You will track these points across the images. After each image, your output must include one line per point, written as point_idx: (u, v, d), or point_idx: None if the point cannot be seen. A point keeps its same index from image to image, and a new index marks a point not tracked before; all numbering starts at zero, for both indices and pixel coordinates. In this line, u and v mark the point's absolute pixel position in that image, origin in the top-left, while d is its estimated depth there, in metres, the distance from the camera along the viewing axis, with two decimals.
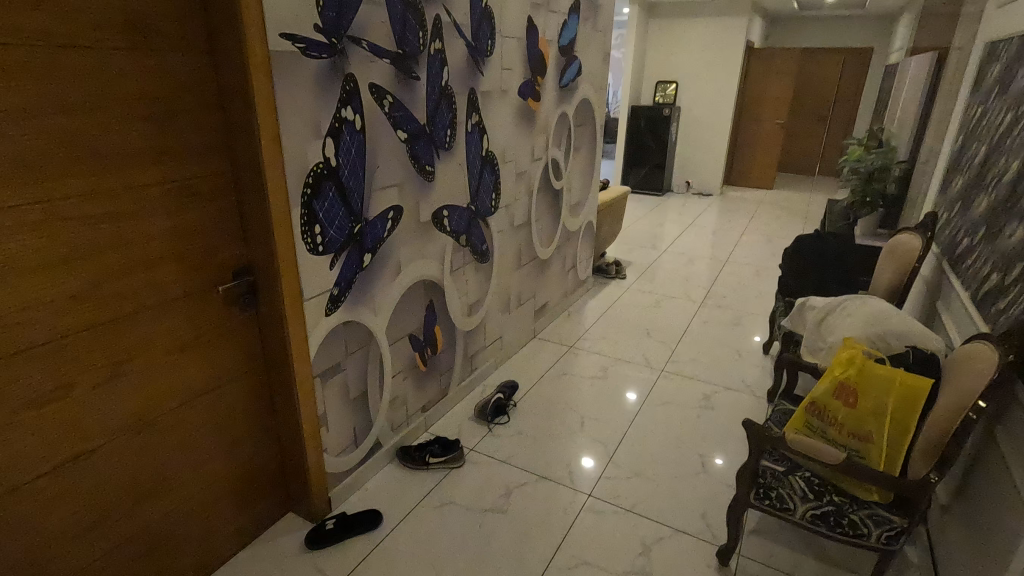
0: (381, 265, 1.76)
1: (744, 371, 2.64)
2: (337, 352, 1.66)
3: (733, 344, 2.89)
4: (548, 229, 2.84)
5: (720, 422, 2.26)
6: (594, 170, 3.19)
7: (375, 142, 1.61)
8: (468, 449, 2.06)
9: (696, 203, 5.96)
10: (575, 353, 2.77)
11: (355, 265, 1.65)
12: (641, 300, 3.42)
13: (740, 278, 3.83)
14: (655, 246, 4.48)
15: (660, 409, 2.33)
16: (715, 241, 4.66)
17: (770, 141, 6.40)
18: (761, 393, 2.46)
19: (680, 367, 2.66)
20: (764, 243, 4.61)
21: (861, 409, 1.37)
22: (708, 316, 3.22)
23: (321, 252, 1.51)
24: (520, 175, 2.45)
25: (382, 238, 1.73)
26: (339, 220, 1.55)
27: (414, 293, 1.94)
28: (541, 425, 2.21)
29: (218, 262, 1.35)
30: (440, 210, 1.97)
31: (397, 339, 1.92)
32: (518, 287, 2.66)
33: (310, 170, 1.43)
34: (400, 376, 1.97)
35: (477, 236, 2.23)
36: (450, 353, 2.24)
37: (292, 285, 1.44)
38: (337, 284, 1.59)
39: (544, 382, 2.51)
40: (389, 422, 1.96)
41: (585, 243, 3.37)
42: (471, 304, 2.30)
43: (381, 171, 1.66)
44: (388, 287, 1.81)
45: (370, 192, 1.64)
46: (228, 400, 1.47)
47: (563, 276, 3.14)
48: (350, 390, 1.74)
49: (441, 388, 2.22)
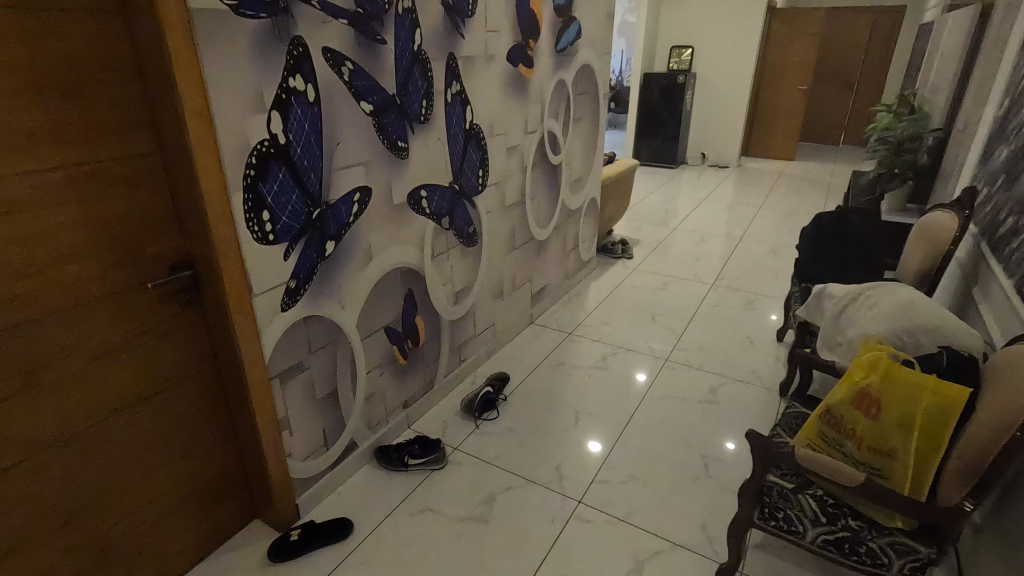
0: (349, 254, 1.59)
1: (756, 361, 2.44)
2: (300, 349, 1.51)
3: (745, 330, 2.69)
4: (545, 208, 2.64)
5: (727, 418, 2.08)
6: (596, 143, 2.97)
7: (333, 116, 1.43)
8: (452, 449, 1.92)
9: (711, 175, 5.68)
10: (573, 340, 2.60)
11: (316, 254, 1.48)
12: (648, 282, 3.22)
13: (755, 258, 3.60)
14: (666, 223, 4.25)
15: (662, 403, 2.16)
16: (729, 217, 4.41)
17: (791, 108, 6.05)
18: (773, 386, 2.27)
19: (686, 356, 2.48)
20: (782, 219, 4.35)
21: (884, 422, 1.18)
22: (719, 299, 3.01)
23: (271, 242, 1.35)
24: (512, 150, 2.25)
25: (347, 223, 1.56)
26: (294, 205, 1.38)
27: (389, 282, 1.78)
28: (532, 421, 2.06)
29: (150, 255, 1.20)
30: (417, 190, 1.79)
31: (371, 333, 1.76)
32: (512, 271, 2.48)
33: (253, 148, 1.26)
34: (376, 372, 1.82)
35: (462, 217, 2.04)
36: (434, 344, 2.08)
37: (238, 279, 1.28)
38: (295, 277, 1.43)
39: (539, 373, 2.35)
40: (365, 420, 1.82)
41: (588, 221, 3.16)
42: (457, 291, 2.13)
43: (342, 148, 1.48)
44: (357, 278, 1.64)
45: (329, 173, 1.46)
46: (172, 408, 1.34)
47: (562, 257, 2.95)
48: (316, 389, 1.60)
49: (424, 382, 2.07)
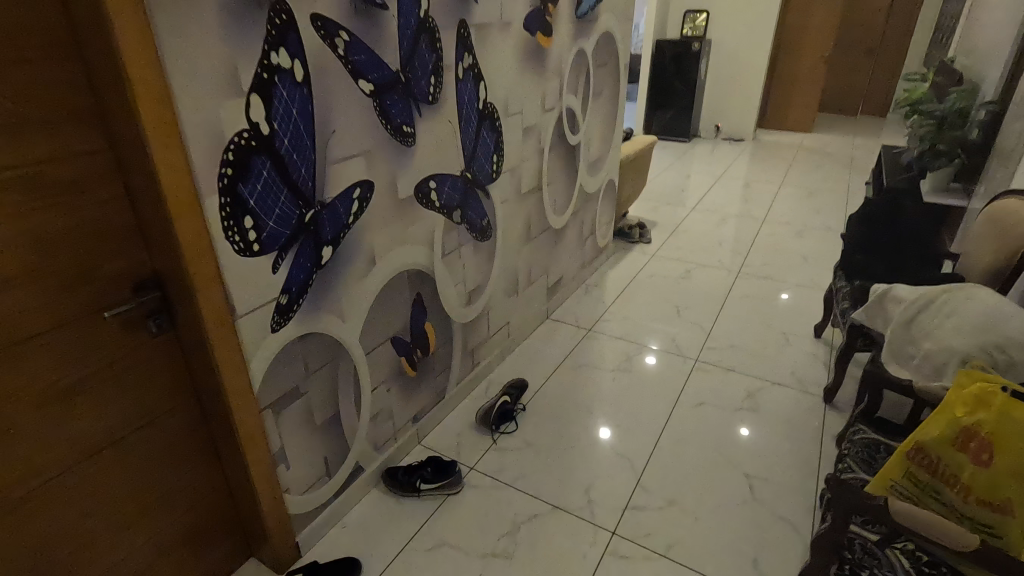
0: (349, 259, 1.37)
1: (793, 361, 2.25)
2: (295, 374, 1.30)
3: (778, 325, 2.49)
4: (562, 194, 2.40)
5: (768, 429, 1.89)
6: (616, 120, 2.71)
7: (325, 98, 1.19)
8: (468, 469, 1.73)
9: (726, 150, 5.40)
10: (593, 338, 2.40)
11: (310, 263, 1.26)
12: (669, 270, 3.00)
13: (781, 241, 3.37)
14: (683, 203, 4.00)
15: (695, 411, 1.97)
16: (749, 196, 4.16)
17: (811, 78, 5.73)
18: (816, 390, 2.08)
19: (717, 356, 2.28)
20: (805, 198, 4.10)
21: (997, 471, 0.99)
22: (746, 289, 2.80)
23: (256, 253, 1.13)
24: (528, 131, 2.00)
25: (346, 224, 1.33)
26: (283, 208, 1.16)
27: (395, 288, 1.56)
28: (555, 435, 1.87)
29: (108, 276, 0.98)
30: (425, 181, 1.56)
31: (376, 346, 1.55)
32: (527, 264, 2.26)
33: (230, 140, 1.02)
34: (383, 387, 1.62)
35: (474, 210, 1.81)
36: (445, 351, 1.88)
37: (215, 301, 1.07)
38: (287, 291, 1.22)
39: (559, 376, 2.15)
40: (371, 441, 1.63)
41: (605, 205, 2.92)
42: (470, 291, 1.91)
43: (337, 137, 1.24)
44: (358, 287, 1.42)
45: (323, 166, 1.23)
46: (147, 450, 1.14)
47: (579, 246, 2.73)
48: (315, 416, 1.40)
49: (435, 392, 1.87)
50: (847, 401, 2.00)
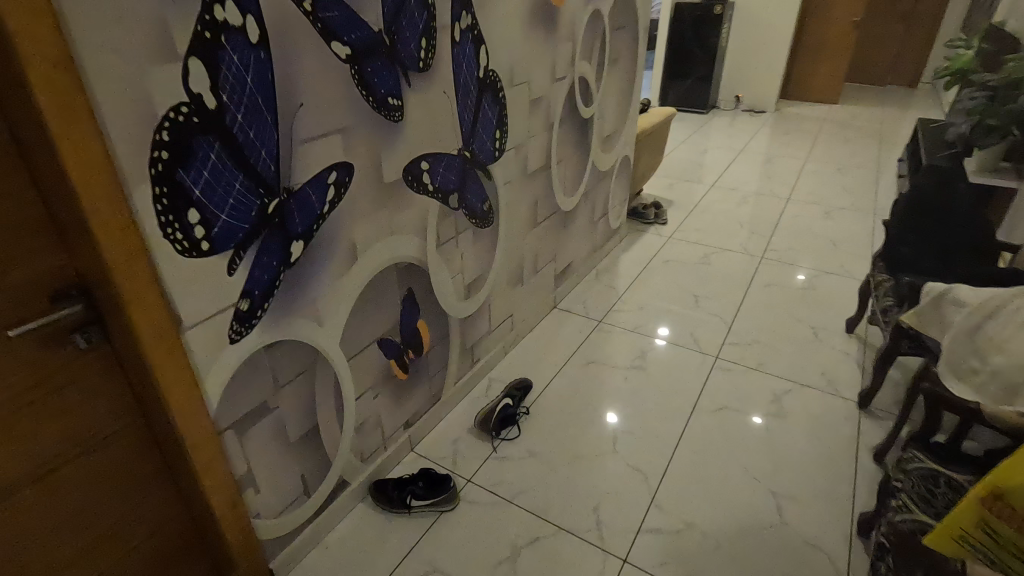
0: (325, 254, 1.18)
1: (823, 360, 2.05)
2: (263, 388, 1.13)
3: (806, 318, 2.29)
4: (572, 172, 2.18)
5: (797, 439, 1.71)
6: (633, 90, 2.46)
7: (289, 64, 0.98)
8: (465, 481, 1.57)
9: (747, 122, 5.10)
10: (604, 331, 2.21)
11: (277, 262, 1.07)
12: (686, 255, 2.78)
13: (807, 223, 3.13)
14: (701, 180, 3.75)
15: (717, 416, 1.79)
16: (771, 173, 3.90)
17: (840, 45, 5.36)
18: (849, 393, 1.89)
19: (740, 353, 2.09)
20: (832, 175, 3.84)
21: None
22: (770, 277, 2.59)
23: (206, 252, 0.94)
24: (535, 103, 1.78)
25: (321, 214, 1.14)
26: (238, 197, 0.96)
27: (381, 284, 1.38)
28: (561, 442, 1.70)
29: (16, 283, 0.80)
30: (417, 162, 1.35)
31: (360, 350, 1.38)
32: (532, 251, 2.07)
33: (163, 116, 0.82)
34: (369, 394, 1.45)
35: (474, 193, 1.60)
36: (441, 349, 1.70)
37: (152, 314, 0.89)
38: (248, 295, 1.03)
39: (567, 374, 1.98)
40: (357, 452, 1.47)
41: (619, 183, 2.70)
42: (468, 284, 1.73)
43: (305, 111, 1.04)
44: (337, 285, 1.24)
45: (289, 146, 1.03)
46: (86, 478, 0.98)
47: (589, 228, 2.52)
48: (289, 432, 1.23)
49: (430, 395, 1.70)
50: (885, 408, 1.81)
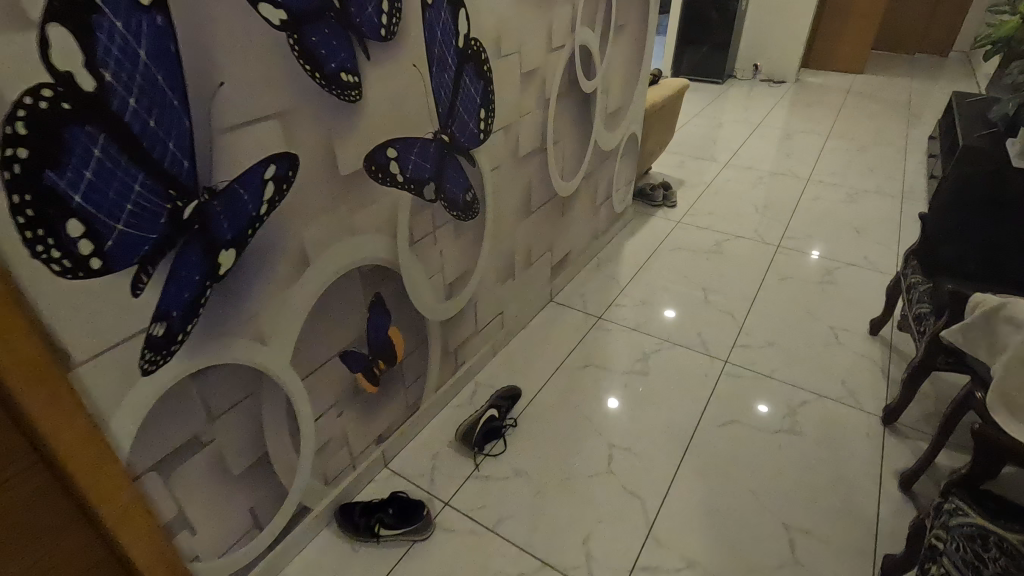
0: (264, 263, 1.00)
1: (844, 366, 1.86)
2: (192, 421, 0.97)
3: (825, 317, 2.09)
4: (571, 154, 1.97)
5: (814, 459, 1.54)
6: (641, 61, 2.21)
7: (199, 33, 0.78)
8: (441, 505, 1.42)
9: (766, 93, 4.79)
10: (604, 329, 2.03)
11: (201, 277, 0.89)
12: (696, 242, 2.57)
13: (828, 207, 2.90)
14: (714, 158, 3.50)
15: (725, 431, 1.62)
16: (790, 150, 3.63)
17: (868, 9, 4.98)
18: (872, 406, 1.71)
19: (752, 357, 1.90)
20: (856, 153, 3.58)
21: None
22: (787, 269, 2.38)
23: (97, 271, 0.76)
24: (527, 77, 1.55)
25: (256, 216, 0.95)
26: (139, 202, 0.77)
27: (342, 291, 1.19)
28: (551, 460, 1.54)
29: None
30: (382, 150, 1.15)
31: (319, 366, 1.21)
32: (525, 242, 1.87)
33: (15, 101, 0.63)
34: (332, 413, 1.29)
35: (454, 181, 1.40)
36: (418, 356, 1.53)
37: (20, 343, 0.71)
38: (163, 318, 0.86)
39: (561, 379, 1.80)
40: (319, 476, 1.31)
41: (625, 163, 2.47)
42: (450, 283, 1.54)
43: (226, 90, 0.84)
44: (284, 297, 1.05)
45: (207, 136, 0.83)
46: None
47: (591, 214, 2.31)
48: (231, 465, 1.07)
49: (406, 406, 1.54)
50: (912, 425, 1.63)
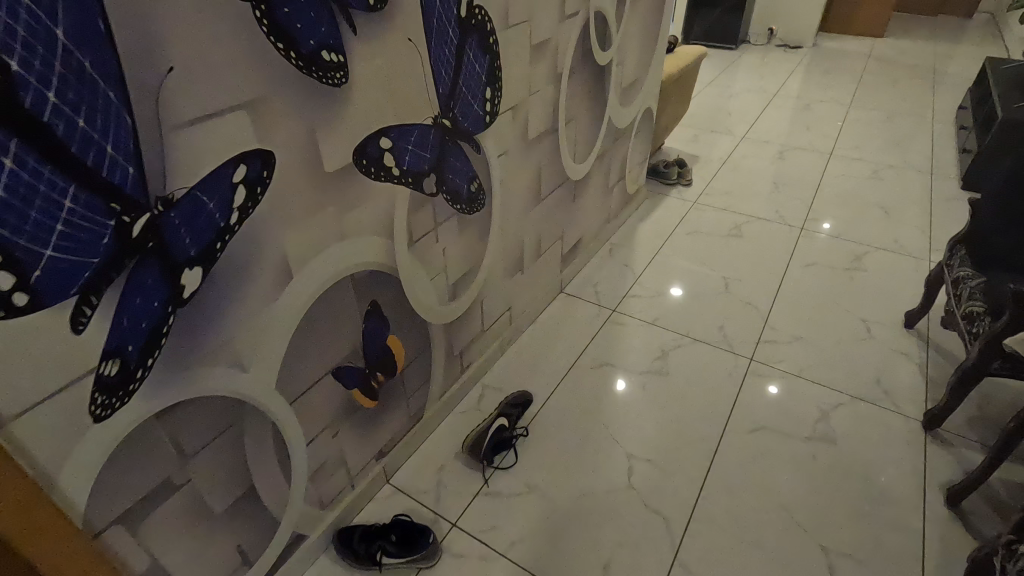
0: (237, 280, 0.85)
1: (879, 363, 1.73)
2: (161, 464, 0.84)
3: (855, 308, 1.95)
4: (584, 134, 1.79)
5: (850, 471, 1.43)
6: (659, 28, 2.02)
7: (135, 6, 0.62)
8: (448, 527, 1.31)
9: (781, 59, 4.54)
10: (619, 323, 1.89)
11: (161, 303, 0.75)
12: (713, 224, 2.41)
13: (852, 184, 2.73)
14: (729, 131, 3.31)
15: (753, 439, 1.50)
16: (810, 121, 3.43)
17: None
18: (911, 409, 1.58)
19: (779, 353, 1.77)
20: (879, 124, 3.38)
21: None
22: (813, 254, 2.22)
23: (23, 308, 0.61)
24: (538, 49, 1.38)
25: (224, 227, 0.80)
26: (71, 221, 0.63)
27: (332, 302, 1.05)
28: (566, 473, 1.42)
29: None
30: (373, 140, 1.00)
31: (308, 387, 1.07)
32: (534, 232, 1.72)
33: None
34: (326, 434, 1.16)
35: (458, 171, 1.24)
36: (421, 363, 1.40)
37: None
38: (117, 354, 0.72)
39: (574, 380, 1.68)
40: (314, 501, 1.19)
41: (639, 141, 2.30)
42: (453, 283, 1.39)
43: (176, 78, 0.68)
44: (264, 315, 0.91)
45: (155, 136, 0.68)
46: None
47: (603, 197, 2.15)
48: (211, 504, 0.95)
49: (408, 417, 1.41)
50: (955, 431, 1.51)
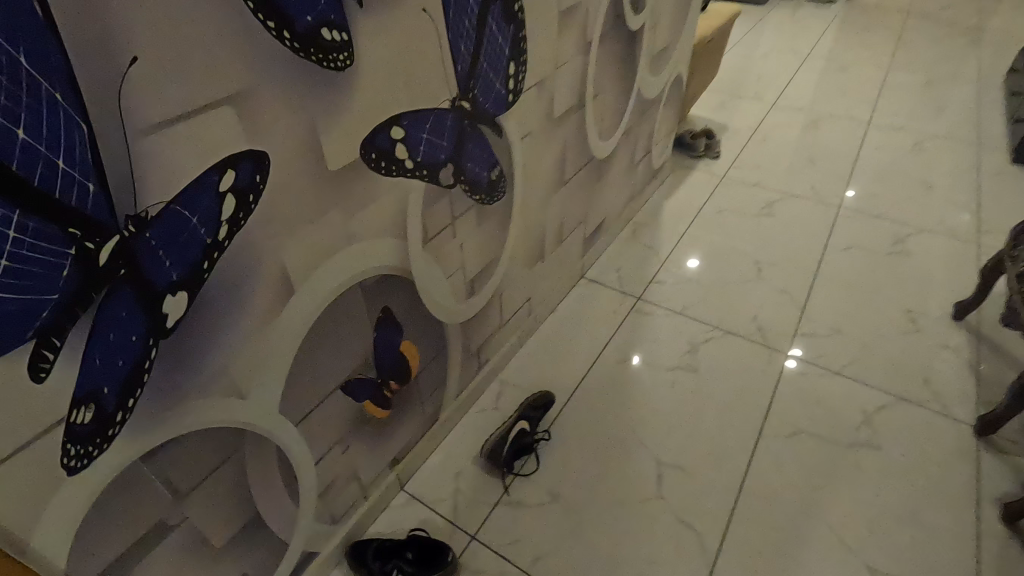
0: (229, 301, 0.74)
1: (925, 360, 1.61)
2: (153, 507, 0.75)
3: (899, 297, 1.82)
4: (612, 108, 1.64)
5: (896, 482, 1.33)
6: None
7: None
8: (468, 540, 1.24)
9: (812, 15, 4.24)
10: (645, 313, 1.78)
11: (140, 337, 0.64)
12: (744, 202, 2.26)
13: (893, 157, 2.55)
14: (758, 97, 3.10)
15: (792, 445, 1.40)
16: (846, 85, 3.21)
17: None
18: (961, 412, 1.47)
19: (818, 347, 1.65)
20: (920, 89, 3.15)
21: None
22: (852, 236, 2.08)
23: None
24: (567, 15, 1.22)
25: (212, 242, 0.68)
26: (20, 254, 0.51)
27: (340, 313, 0.94)
28: (592, 481, 1.34)
29: None
30: (384, 129, 0.86)
31: (315, 405, 0.98)
32: (556, 218, 1.58)
33: None
34: (336, 450, 1.08)
35: (477, 158, 1.10)
36: (437, 366, 1.29)
37: None
38: (91, 400, 0.61)
39: (599, 377, 1.57)
40: (325, 518, 1.12)
41: (667, 111, 2.12)
42: (471, 278, 1.28)
43: (140, 71, 0.55)
44: (262, 336, 0.81)
45: (118, 143, 0.56)
46: None
47: (628, 175, 2.00)
48: (213, 538, 0.86)
49: (423, 422, 1.32)
50: (1009, 438, 1.40)
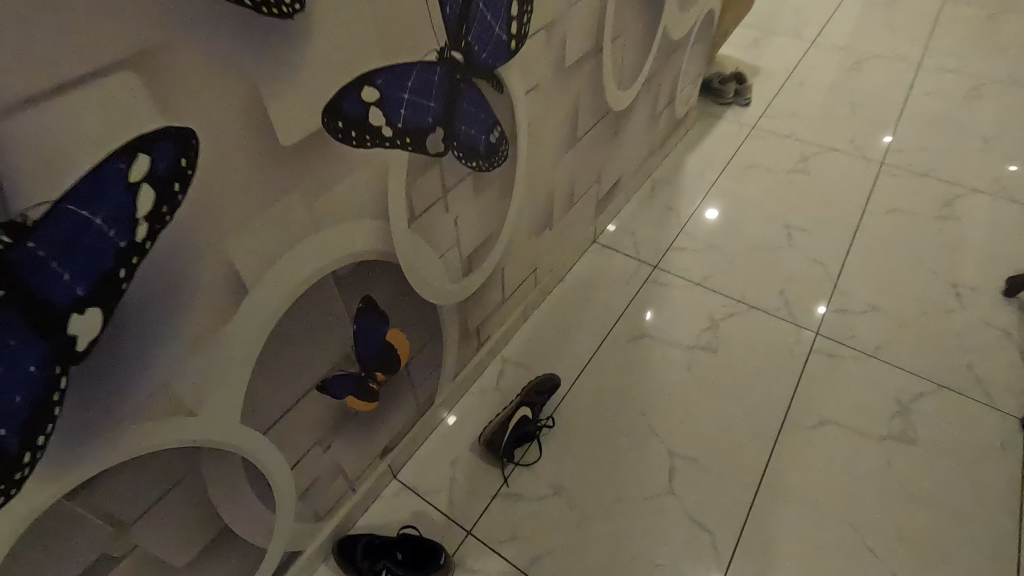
0: (163, 312, 0.62)
1: (970, 342, 1.46)
2: (88, 540, 0.67)
3: (944, 269, 1.65)
4: (633, 52, 1.43)
5: (931, 480, 1.22)
6: None
7: None
8: (463, 535, 1.16)
9: None
10: (661, 284, 1.63)
11: (41, 366, 0.51)
12: (776, 157, 2.05)
13: (945, 105, 2.29)
14: (796, 33, 2.79)
15: (817, 437, 1.29)
16: (895, 20, 2.87)
17: None
18: (1007, 403, 1.34)
19: (851, 326, 1.51)
20: (981, 24, 2.81)
21: None
22: (895, 197, 1.88)
23: None
24: None
25: (130, 244, 0.53)
26: None
27: (309, 310, 0.81)
28: (598, 473, 1.24)
29: None
30: (352, 91, 0.70)
31: (287, 408, 0.87)
32: (566, 180, 1.41)
33: None
34: (316, 450, 0.98)
35: (474, 119, 0.93)
36: (430, 350, 1.18)
37: None
38: None
39: (609, 356, 1.45)
40: (308, 517, 1.04)
41: (695, 53, 1.89)
42: (467, 255, 1.14)
43: None
44: (211, 346, 0.69)
45: None
46: None
47: (648, 127, 1.79)
48: (172, 559, 0.79)
49: (416, 408, 1.22)
50: None
